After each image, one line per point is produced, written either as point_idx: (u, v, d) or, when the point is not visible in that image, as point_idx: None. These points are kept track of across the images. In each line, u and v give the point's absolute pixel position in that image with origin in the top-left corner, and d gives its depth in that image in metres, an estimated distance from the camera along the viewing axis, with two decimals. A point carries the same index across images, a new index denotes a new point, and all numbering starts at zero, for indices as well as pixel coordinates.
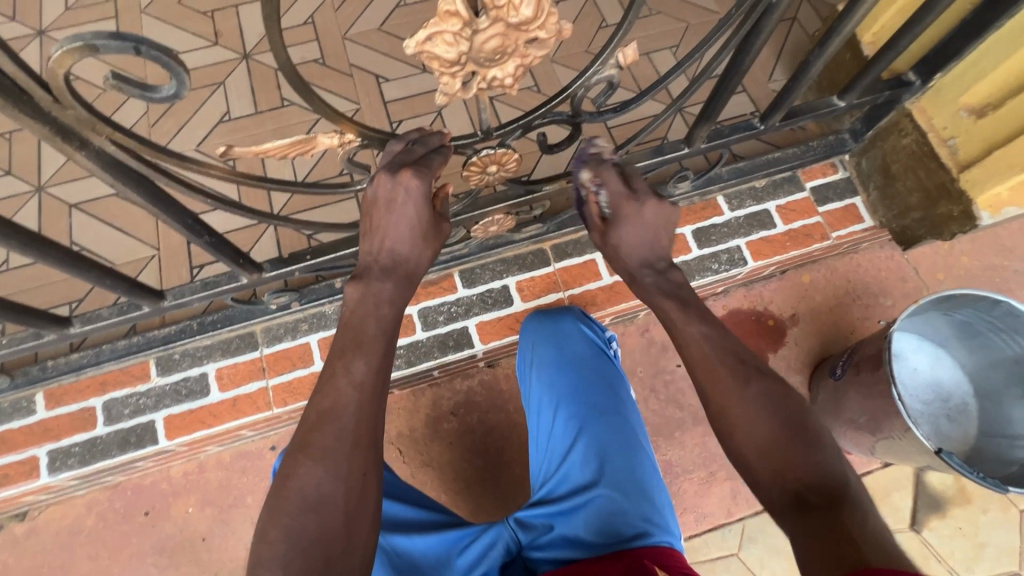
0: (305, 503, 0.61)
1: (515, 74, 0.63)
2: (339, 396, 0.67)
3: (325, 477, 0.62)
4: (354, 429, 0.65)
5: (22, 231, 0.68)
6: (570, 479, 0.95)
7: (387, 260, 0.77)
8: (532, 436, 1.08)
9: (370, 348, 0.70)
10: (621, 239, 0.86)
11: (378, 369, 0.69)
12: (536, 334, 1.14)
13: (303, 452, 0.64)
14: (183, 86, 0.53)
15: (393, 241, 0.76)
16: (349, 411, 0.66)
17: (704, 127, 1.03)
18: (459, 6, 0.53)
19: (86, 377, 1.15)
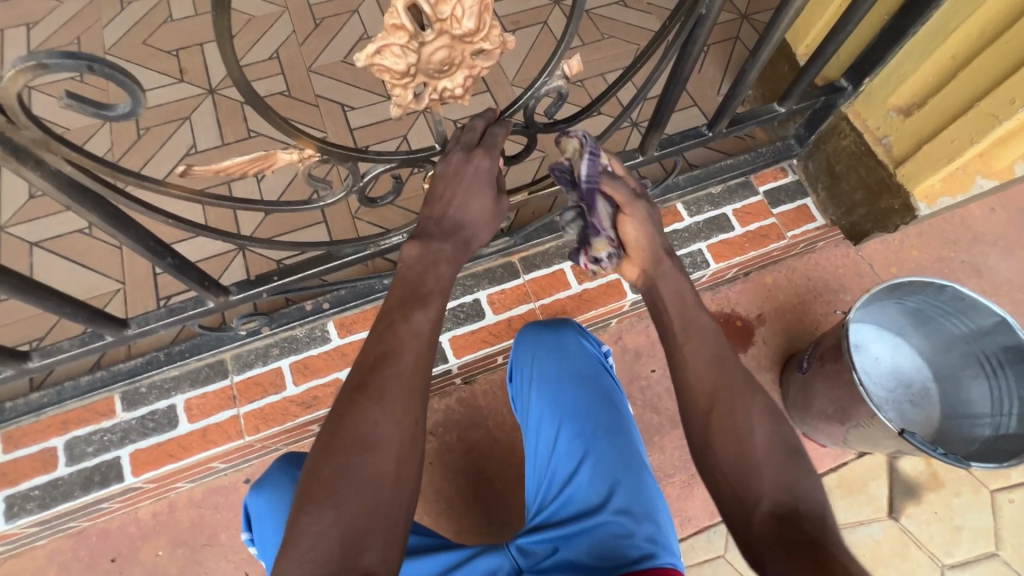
0: (360, 442, 0.62)
1: (465, 84, 0.67)
2: (398, 343, 0.68)
3: (382, 421, 0.64)
4: (410, 378, 0.67)
5: None
6: (575, 499, 0.94)
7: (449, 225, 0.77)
8: (530, 454, 1.06)
9: (426, 301, 0.72)
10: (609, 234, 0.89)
11: (430, 324, 0.71)
12: (534, 350, 1.13)
13: (361, 394, 0.65)
14: (140, 104, 0.55)
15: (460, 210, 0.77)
16: (406, 357, 0.67)
17: (654, 136, 1.08)
18: (404, 19, 0.56)
19: (47, 416, 1.11)
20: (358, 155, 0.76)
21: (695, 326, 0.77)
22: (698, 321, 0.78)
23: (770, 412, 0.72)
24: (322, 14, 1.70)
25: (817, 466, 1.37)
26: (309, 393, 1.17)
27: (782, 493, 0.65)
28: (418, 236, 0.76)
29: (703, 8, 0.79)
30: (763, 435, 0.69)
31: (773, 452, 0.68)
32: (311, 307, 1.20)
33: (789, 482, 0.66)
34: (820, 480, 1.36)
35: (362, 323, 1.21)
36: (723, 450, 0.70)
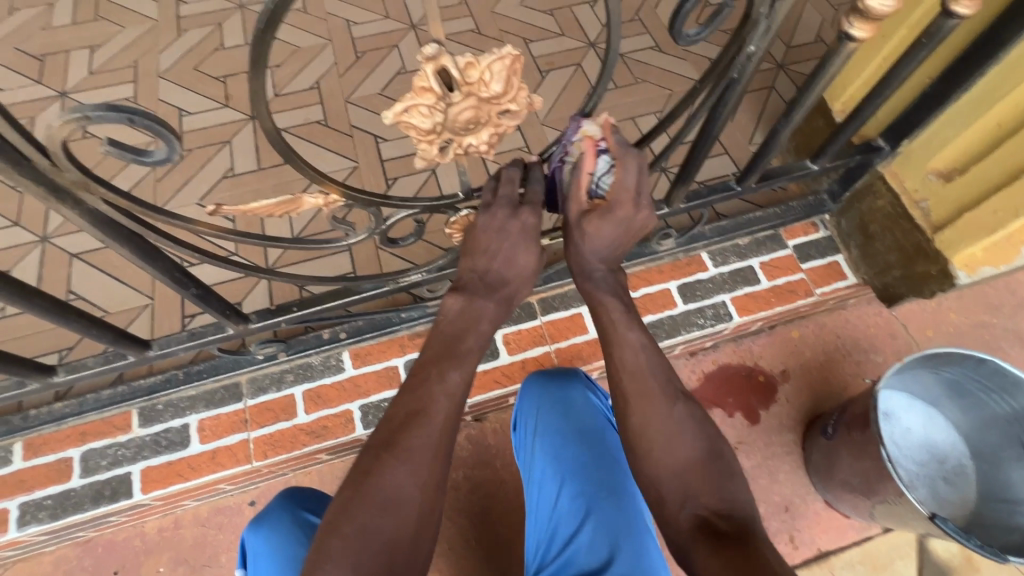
0: (384, 502, 0.62)
1: (490, 141, 0.67)
2: (430, 400, 0.68)
3: (407, 482, 0.63)
4: (439, 438, 0.66)
5: (14, 284, 0.71)
6: (575, 563, 0.88)
7: (492, 280, 0.77)
8: (531, 511, 1.02)
9: (460, 358, 0.72)
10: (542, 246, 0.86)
11: (463, 382, 0.70)
12: (539, 401, 1.11)
13: (389, 452, 0.64)
14: (175, 152, 0.57)
15: (505, 265, 0.77)
16: (437, 417, 0.67)
17: (681, 189, 1.08)
18: (433, 82, 0.57)
19: (67, 427, 1.14)
20: (382, 201, 0.77)
21: (621, 319, 0.76)
22: (620, 313, 0.77)
23: (692, 413, 0.72)
24: (363, 48, 1.76)
25: (840, 538, 1.30)
26: (319, 422, 1.17)
27: (705, 496, 0.66)
28: (463, 290, 0.77)
29: (735, 73, 0.79)
30: (683, 442, 0.69)
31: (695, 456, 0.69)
32: (329, 336, 1.21)
33: (709, 487, 0.67)
34: (842, 553, 1.29)
35: (377, 355, 1.22)
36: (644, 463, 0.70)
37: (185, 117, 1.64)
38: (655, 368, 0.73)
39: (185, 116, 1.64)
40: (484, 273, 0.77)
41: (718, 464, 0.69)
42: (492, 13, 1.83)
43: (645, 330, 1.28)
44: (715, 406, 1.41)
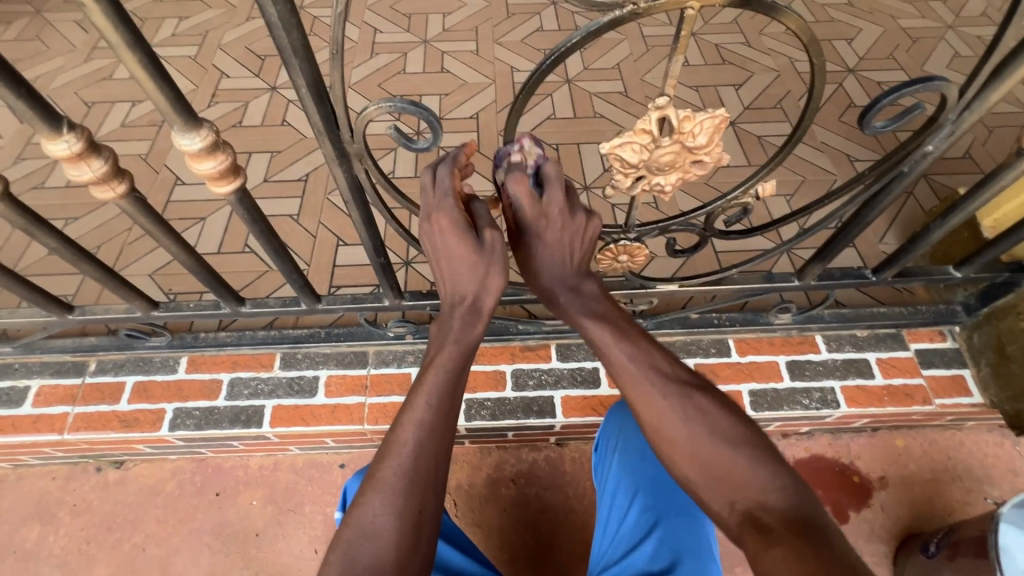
0: (362, 532, 0.60)
1: (674, 185, 0.78)
2: (399, 430, 0.66)
3: (382, 513, 0.61)
4: (409, 468, 0.63)
5: (262, 222, 0.88)
6: (635, 567, 0.93)
7: (454, 300, 0.75)
8: (602, 516, 1.08)
9: (436, 383, 0.68)
10: (500, 242, 0.75)
11: (442, 405, 0.67)
12: (618, 418, 1.15)
13: (367, 484, 0.63)
14: (435, 142, 0.72)
15: (457, 281, 0.75)
16: (406, 447, 0.64)
17: (816, 266, 1.12)
18: (653, 126, 0.68)
19: (224, 353, 1.32)
20: None
21: (602, 338, 0.74)
22: (600, 330, 0.74)
23: (699, 403, 0.68)
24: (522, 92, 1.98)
25: None
26: None
27: (743, 492, 0.62)
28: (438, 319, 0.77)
29: (906, 167, 0.85)
30: (697, 432, 0.66)
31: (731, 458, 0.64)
32: None
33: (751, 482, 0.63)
34: None
35: (489, 357, 1.33)
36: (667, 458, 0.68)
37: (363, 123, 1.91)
38: (649, 366, 0.71)
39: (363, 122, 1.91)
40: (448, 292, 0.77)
41: (747, 450, 0.64)
42: (642, 81, 2.01)
43: (747, 397, 1.29)
44: None
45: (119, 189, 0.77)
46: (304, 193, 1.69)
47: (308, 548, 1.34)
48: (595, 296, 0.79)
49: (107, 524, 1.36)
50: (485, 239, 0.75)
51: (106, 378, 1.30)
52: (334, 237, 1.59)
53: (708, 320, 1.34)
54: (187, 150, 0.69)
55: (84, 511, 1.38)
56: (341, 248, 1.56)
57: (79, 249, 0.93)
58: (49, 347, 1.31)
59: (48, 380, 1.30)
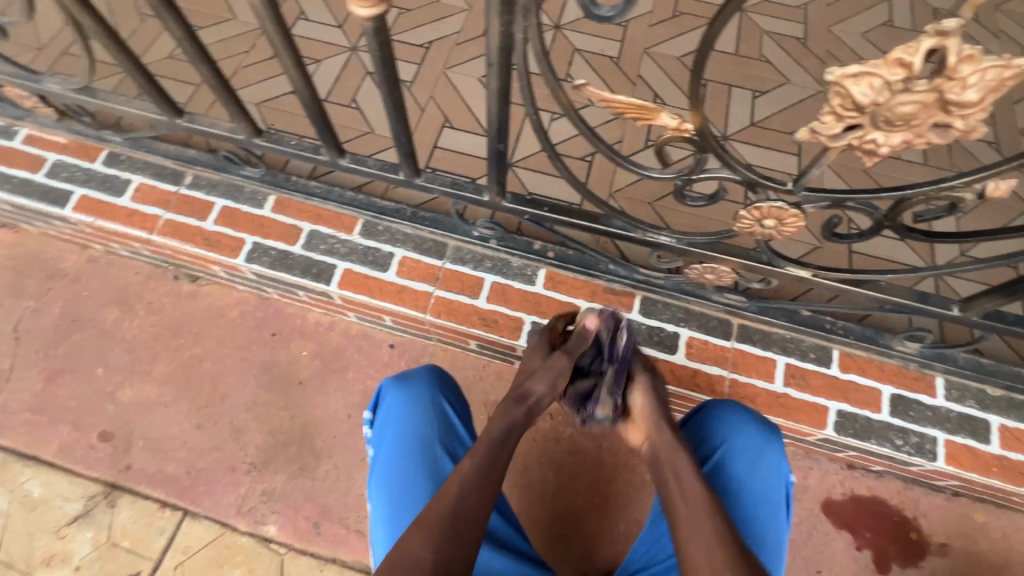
0: (400, 559, 0.72)
1: (894, 148, 0.61)
2: (446, 487, 0.80)
3: (421, 545, 0.72)
4: (450, 515, 0.76)
5: (391, 68, 0.79)
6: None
7: (521, 394, 0.96)
8: (658, 522, 1.00)
9: (481, 453, 0.84)
10: (563, 364, 1.00)
11: (482, 472, 0.81)
12: (716, 437, 1.03)
13: (415, 524, 0.75)
14: (623, 14, 0.58)
15: (529, 384, 0.97)
16: (448, 498, 0.78)
17: (993, 300, 0.92)
18: (916, 60, 0.51)
19: (310, 204, 1.29)
20: (720, 152, 0.74)
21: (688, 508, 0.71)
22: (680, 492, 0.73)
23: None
24: (684, 8, 1.70)
25: None
26: (493, 314, 1.22)
27: None
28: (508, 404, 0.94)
29: None
30: None
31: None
32: (538, 247, 1.23)
33: None
34: None
35: (568, 288, 1.24)
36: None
37: None
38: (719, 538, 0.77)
39: None
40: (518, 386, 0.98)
41: None
42: (827, 31, 1.69)
43: (832, 416, 1.16)
44: (847, 530, 1.28)
45: None
46: (422, 62, 1.57)
47: (342, 410, 1.37)
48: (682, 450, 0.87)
49: (174, 329, 1.45)
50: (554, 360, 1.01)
51: (198, 194, 1.31)
52: (442, 117, 1.48)
53: (818, 322, 1.18)
54: None
55: (157, 311, 1.46)
56: (446, 131, 1.47)
57: (202, 49, 0.87)
58: (153, 149, 1.32)
59: (148, 180, 1.33)
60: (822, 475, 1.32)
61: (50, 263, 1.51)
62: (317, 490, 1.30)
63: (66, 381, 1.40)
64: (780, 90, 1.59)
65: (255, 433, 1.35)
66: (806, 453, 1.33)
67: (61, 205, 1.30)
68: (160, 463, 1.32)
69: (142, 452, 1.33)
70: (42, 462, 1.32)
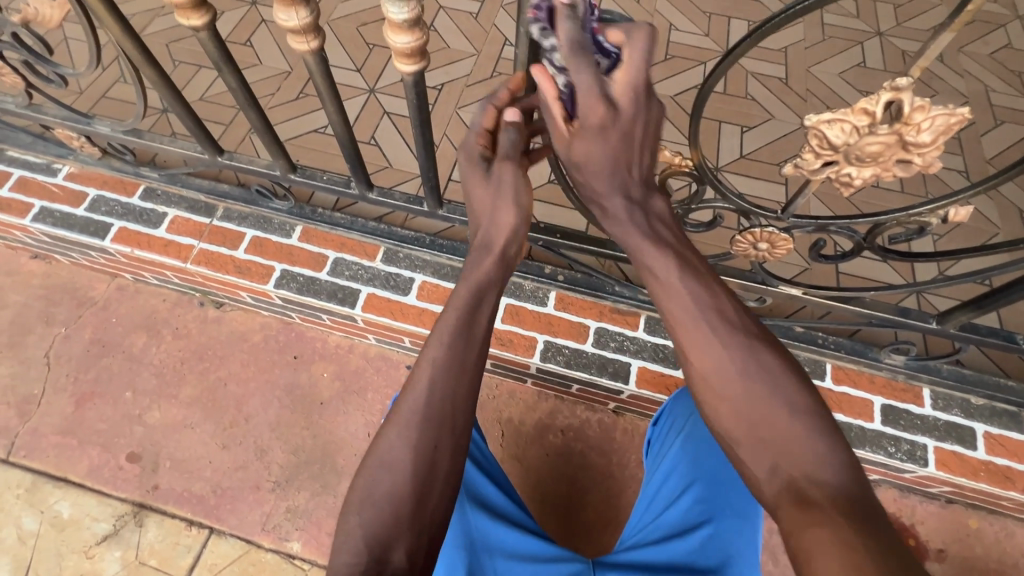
0: (381, 463, 0.66)
1: (866, 180, 0.71)
2: (415, 376, 0.70)
3: (397, 443, 0.66)
4: (424, 408, 0.67)
5: (424, 113, 0.89)
6: (676, 552, 0.94)
7: (488, 237, 0.81)
8: (648, 494, 1.09)
9: (448, 326, 0.72)
10: (511, 172, 0.82)
11: (454, 353, 0.70)
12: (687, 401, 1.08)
13: (388, 422, 0.68)
14: (632, 72, 0.69)
15: (494, 220, 0.82)
16: (419, 389, 0.68)
17: (968, 313, 1.01)
18: (878, 109, 0.62)
19: (334, 233, 1.39)
20: (716, 185, 0.85)
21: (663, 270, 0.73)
22: (663, 262, 0.73)
23: (763, 360, 0.67)
24: (674, 52, 1.86)
25: None
26: (508, 334, 1.30)
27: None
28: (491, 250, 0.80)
29: None
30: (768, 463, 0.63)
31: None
32: (549, 272, 1.33)
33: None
34: None
35: (577, 309, 1.32)
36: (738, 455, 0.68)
37: (507, 47, 1.82)
38: (710, 310, 0.70)
39: (508, 46, 1.82)
40: (484, 225, 0.82)
41: None
42: (806, 71, 1.84)
43: None
44: None
45: (311, 45, 0.79)
46: (435, 102, 1.70)
47: (362, 429, 1.43)
48: (661, 218, 0.77)
49: (200, 353, 1.52)
50: (498, 175, 0.83)
51: (229, 225, 1.40)
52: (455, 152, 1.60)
53: (811, 338, 1.27)
54: (391, 19, 0.70)
55: (184, 336, 1.53)
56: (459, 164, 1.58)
57: (251, 97, 0.97)
58: (188, 184, 1.41)
59: (182, 213, 1.42)
60: None
61: (81, 292, 1.59)
62: (340, 507, 1.35)
63: (95, 404, 1.45)
64: (766, 125, 1.72)
65: (279, 452, 1.40)
66: None
67: (100, 236, 1.39)
68: (187, 482, 1.36)
69: (169, 472, 1.37)
70: (72, 483, 1.37)
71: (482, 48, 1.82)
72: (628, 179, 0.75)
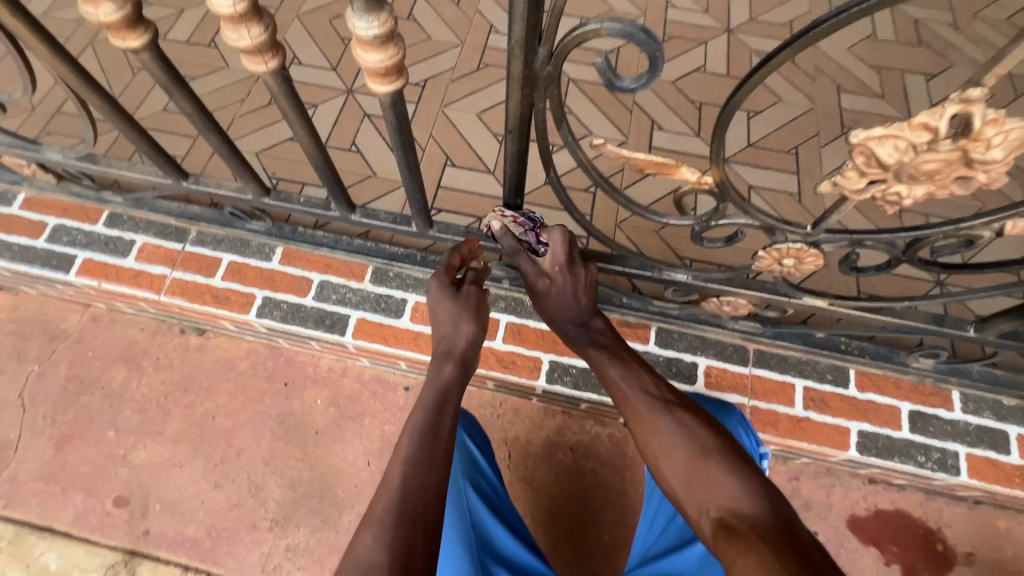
0: (355, 570, 0.60)
1: (917, 199, 0.62)
2: (387, 477, 0.70)
3: (371, 547, 0.61)
4: (399, 506, 0.66)
5: (406, 134, 0.78)
6: (672, 567, 0.92)
7: (450, 346, 0.89)
8: (649, 510, 1.06)
9: (416, 424, 0.77)
10: (475, 294, 0.93)
11: (422, 450, 0.73)
12: None
13: (362, 525, 0.65)
14: (645, 86, 0.59)
15: (456, 334, 0.90)
16: (393, 487, 0.68)
17: (1012, 321, 0.93)
18: (942, 124, 0.52)
19: (318, 254, 1.29)
20: (740, 202, 0.75)
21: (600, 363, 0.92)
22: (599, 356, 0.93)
23: (679, 417, 0.82)
24: (673, 32, 1.73)
25: None
26: (511, 355, 1.22)
27: None
28: (455, 359, 0.88)
29: None
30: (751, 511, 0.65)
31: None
32: None
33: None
34: None
35: None
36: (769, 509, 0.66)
37: (493, 35, 1.69)
38: (638, 391, 0.87)
39: (493, 33, 1.69)
40: (448, 339, 0.90)
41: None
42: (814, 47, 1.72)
43: (854, 436, 1.17)
44: (874, 546, 1.29)
45: (271, 65, 0.68)
46: (419, 100, 1.57)
47: (361, 458, 1.36)
48: (600, 331, 0.97)
49: (184, 385, 1.42)
50: (465, 292, 0.93)
51: (204, 250, 1.30)
52: (443, 155, 1.49)
53: (833, 344, 1.20)
54: (359, 36, 0.59)
55: (165, 367, 1.44)
56: (448, 169, 1.47)
57: (211, 120, 0.86)
58: (156, 207, 1.31)
59: (152, 239, 1.31)
60: (844, 492, 1.32)
61: (52, 324, 1.48)
62: (342, 543, 1.29)
63: (77, 446, 1.37)
64: (773, 108, 1.61)
65: (275, 488, 1.33)
66: (828, 470, 1.34)
67: (64, 270, 1.29)
68: (180, 525, 1.30)
69: (160, 515, 1.31)
70: (58, 533, 1.30)
71: (466, 38, 1.68)
72: (576, 313, 0.96)
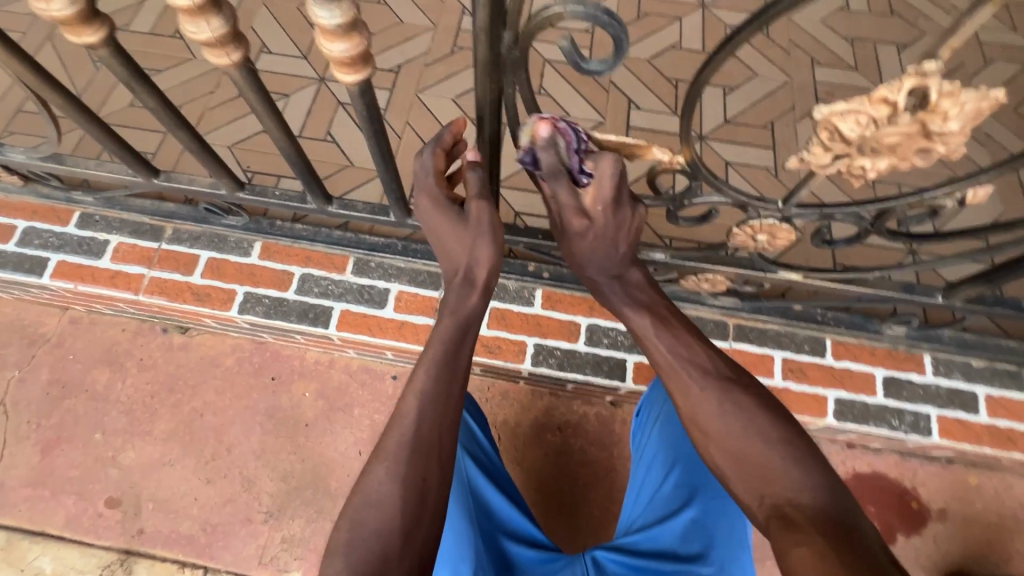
0: (369, 500, 0.64)
1: (881, 172, 0.63)
2: (402, 411, 0.69)
3: (384, 481, 0.64)
4: (412, 444, 0.66)
5: (377, 123, 0.78)
6: (660, 538, 0.95)
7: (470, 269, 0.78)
8: (636, 485, 1.08)
9: (434, 358, 0.72)
10: (486, 211, 0.76)
11: (440, 381, 0.70)
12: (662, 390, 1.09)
13: (375, 455, 0.67)
14: (612, 68, 0.59)
15: (474, 257, 0.77)
16: (407, 421, 0.68)
17: (978, 286, 0.96)
18: (900, 97, 0.54)
19: (298, 247, 1.28)
20: (712, 180, 0.76)
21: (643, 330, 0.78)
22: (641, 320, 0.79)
23: (738, 399, 0.71)
24: (647, 9, 1.71)
25: None
26: (496, 340, 1.23)
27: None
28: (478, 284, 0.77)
29: None
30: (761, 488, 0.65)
31: (835, 504, 0.62)
32: (533, 269, 1.24)
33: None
34: None
35: (566, 306, 1.25)
36: (781, 470, 0.65)
37: (466, 17, 1.66)
38: (689, 362, 0.75)
39: (466, 15, 1.66)
40: (464, 265, 0.78)
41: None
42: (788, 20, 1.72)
43: (831, 404, 1.20)
44: None
45: (233, 57, 0.67)
46: (393, 87, 1.55)
47: (352, 448, 1.37)
48: (638, 286, 0.82)
49: (170, 384, 1.42)
50: (469, 209, 0.77)
51: (181, 248, 1.28)
52: (420, 142, 1.47)
53: (810, 316, 1.23)
54: (321, 26, 0.58)
55: (149, 368, 1.43)
56: None
57: (177, 115, 0.84)
58: (128, 206, 1.28)
59: (126, 239, 1.29)
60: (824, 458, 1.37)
61: (30, 329, 1.46)
62: None
63: (64, 450, 1.36)
64: (749, 84, 1.62)
65: (268, 481, 1.34)
66: None
67: (37, 274, 1.26)
68: (174, 523, 1.30)
69: (154, 514, 1.31)
70: (50, 537, 1.30)
71: (439, 21, 1.65)
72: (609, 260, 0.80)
